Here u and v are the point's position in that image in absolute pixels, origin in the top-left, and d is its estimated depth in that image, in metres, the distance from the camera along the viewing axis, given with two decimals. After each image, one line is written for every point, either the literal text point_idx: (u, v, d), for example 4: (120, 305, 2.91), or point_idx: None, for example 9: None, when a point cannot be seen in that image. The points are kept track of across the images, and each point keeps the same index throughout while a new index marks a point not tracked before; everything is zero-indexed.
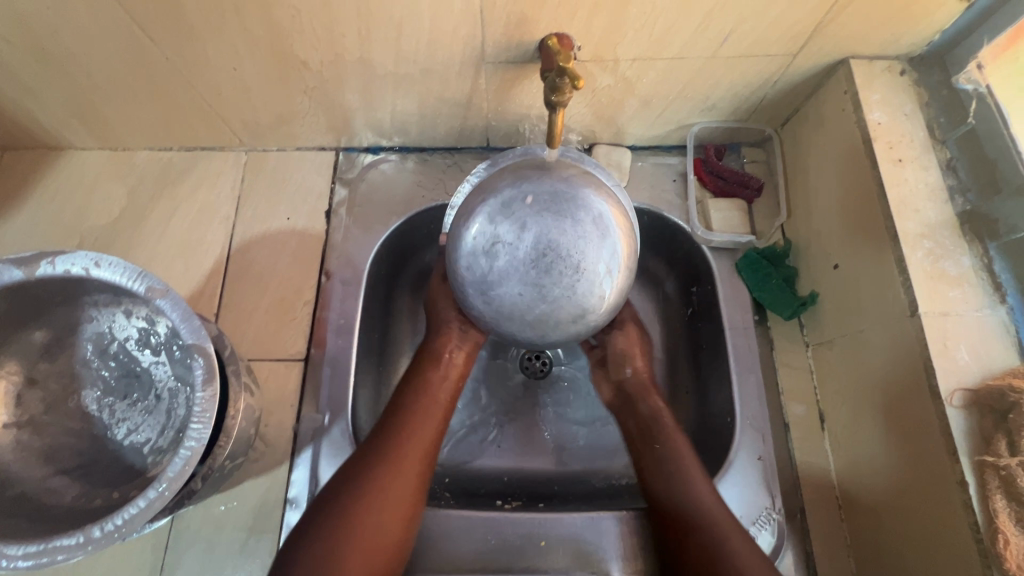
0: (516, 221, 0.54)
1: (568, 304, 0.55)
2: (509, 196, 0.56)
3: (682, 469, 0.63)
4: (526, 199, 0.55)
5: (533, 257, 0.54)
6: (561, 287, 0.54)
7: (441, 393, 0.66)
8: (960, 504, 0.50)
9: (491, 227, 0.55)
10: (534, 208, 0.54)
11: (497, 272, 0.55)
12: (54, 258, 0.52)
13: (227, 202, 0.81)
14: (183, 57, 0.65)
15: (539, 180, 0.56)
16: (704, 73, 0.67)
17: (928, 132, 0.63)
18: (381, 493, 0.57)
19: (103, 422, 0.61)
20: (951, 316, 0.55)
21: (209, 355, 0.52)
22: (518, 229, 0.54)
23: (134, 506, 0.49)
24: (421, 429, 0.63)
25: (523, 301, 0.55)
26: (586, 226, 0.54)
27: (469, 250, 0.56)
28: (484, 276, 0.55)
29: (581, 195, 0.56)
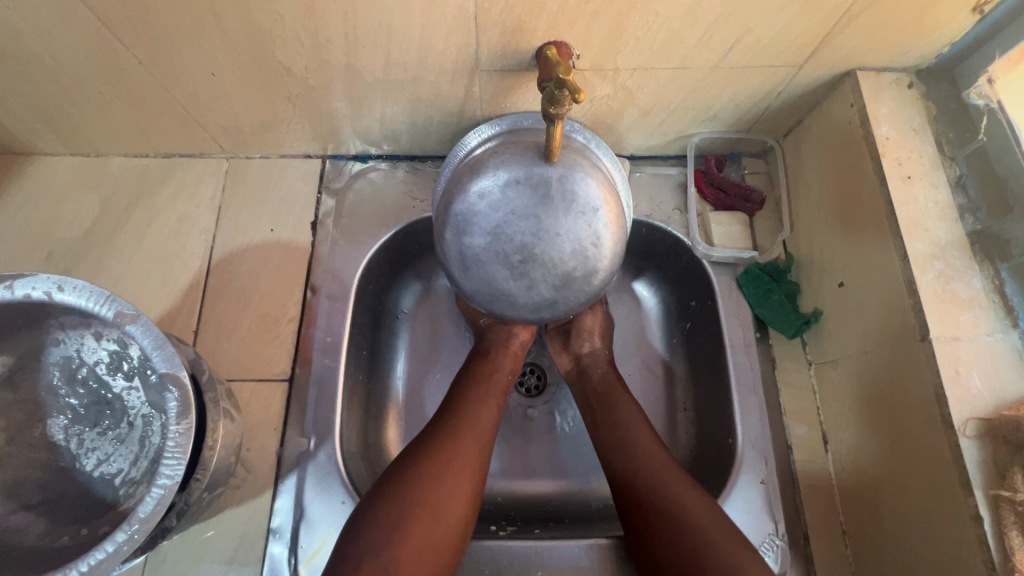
0: (521, 289, 0.57)
1: (545, 190, 0.55)
2: (510, 310, 0.59)
3: (656, 473, 0.59)
4: (496, 300, 0.58)
5: (533, 264, 0.56)
6: (527, 196, 0.55)
7: (498, 384, 0.67)
8: (975, 540, 0.49)
9: (534, 300, 0.58)
10: (486, 280, 0.57)
11: (568, 252, 0.56)
12: (14, 281, 0.48)
13: (207, 212, 0.77)
14: (156, 62, 0.61)
15: (481, 303, 0.60)
16: (706, 84, 0.65)
17: (938, 148, 0.62)
18: (448, 477, 0.56)
19: (71, 453, 0.57)
20: (963, 341, 0.53)
21: (183, 385, 0.49)
22: (516, 281, 0.56)
23: (101, 550, 0.45)
24: (480, 416, 0.63)
25: (563, 213, 0.55)
26: (461, 232, 0.58)
27: (572, 299, 0.58)
28: (578, 258, 0.56)
29: (460, 267, 0.59)
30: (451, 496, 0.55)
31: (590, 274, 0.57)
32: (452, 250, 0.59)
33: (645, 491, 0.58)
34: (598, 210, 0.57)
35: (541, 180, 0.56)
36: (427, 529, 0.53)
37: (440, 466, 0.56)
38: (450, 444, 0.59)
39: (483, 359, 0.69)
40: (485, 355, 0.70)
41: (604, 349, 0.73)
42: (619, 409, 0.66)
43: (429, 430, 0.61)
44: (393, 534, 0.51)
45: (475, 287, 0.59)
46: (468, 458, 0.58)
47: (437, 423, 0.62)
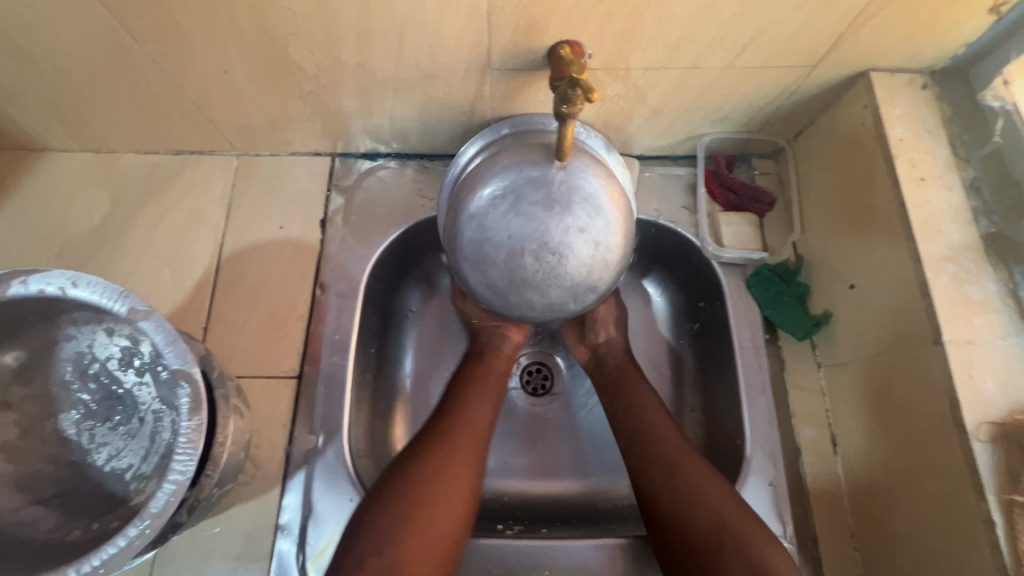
0: (580, 234, 0.56)
1: (481, 236, 0.57)
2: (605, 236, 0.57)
3: (680, 459, 0.59)
4: (595, 250, 0.57)
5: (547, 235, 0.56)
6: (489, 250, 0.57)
7: (492, 386, 0.67)
8: (988, 545, 0.48)
9: (586, 216, 0.56)
10: (570, 274, 0.57)
11: (556, 215, 0.55)
12: (29, 277, 0.48)
13: (217, 209, 0.78)
14: (169, 59, 0.61)
15: (610, 260, 0.58)
16: (718, 84, 0.65)
17: (952, 150, 0.61)
18: (441, 475, 0.56)
19: (82, 447, 0.57)
20: (976, 344, 0.53)
21: (196, 381, 0.49)
22: (560, 243, 0.56)
23: (113, 545, 0.46)
24: (477, 421, 0.62)
25: (512, 213, 0.56)
26: (536, 306, 0.59)
27: (581, 181, 0.56)
28: (533, 186, 0.56)
29: (571, 293, 0.58)
30: (448, 499, 0.55)
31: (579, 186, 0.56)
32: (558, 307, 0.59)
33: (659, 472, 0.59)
34: (511, 171, 0.57)
35: (476, 224, 0.58)
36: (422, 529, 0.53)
37: (441, 467, 0.57)
38: (448, 449, 0.58)
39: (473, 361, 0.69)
40: (480, 356, 0.70)
41: (619, 338, 0.73)
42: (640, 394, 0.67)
43: (429, 432, 0.61)
44: (393, 533, 0.52)
45: (583, 275, 0.57)
46: (464, 460, 0.58)
47: (436, 426, 0.61)
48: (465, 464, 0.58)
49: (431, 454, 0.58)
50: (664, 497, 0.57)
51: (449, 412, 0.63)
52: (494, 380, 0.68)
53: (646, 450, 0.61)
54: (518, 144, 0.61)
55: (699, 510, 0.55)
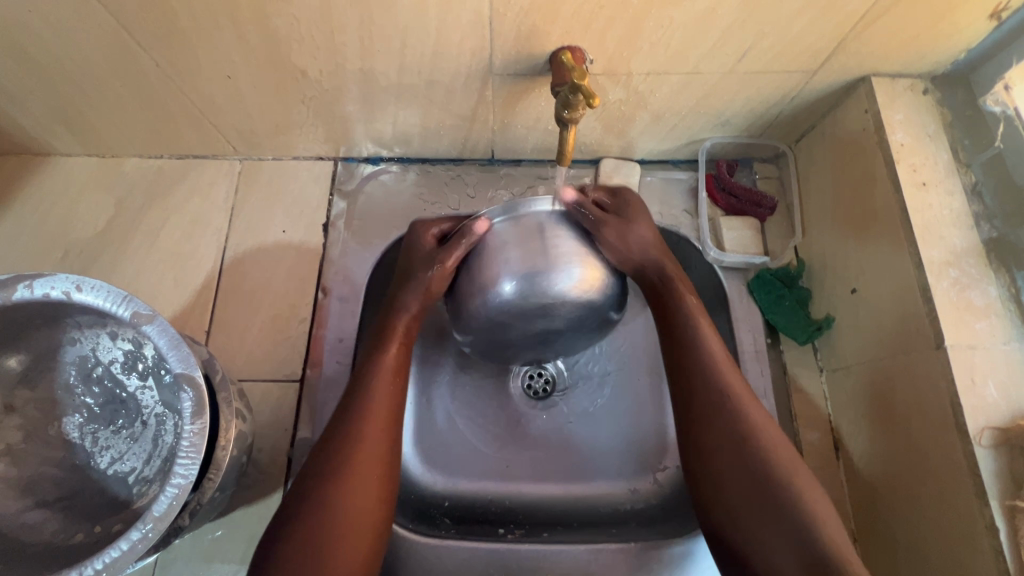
0: (587, 326, 0.61)
1: (509, 353, 0.65)
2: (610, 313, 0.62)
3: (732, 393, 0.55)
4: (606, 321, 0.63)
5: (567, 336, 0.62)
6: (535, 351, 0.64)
7: (392, 365, 0.58)
8: (990, 551, 0.48)
9: (590, 313, 0.60)
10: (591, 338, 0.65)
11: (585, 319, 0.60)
12: (34, 281, 0.48)
13: (220, 213, 0.78)
14: (173, 64, 0.62)
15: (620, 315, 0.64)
16: (719, 89, 0.65)
17: (953, 155, 0.61)
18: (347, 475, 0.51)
19: (86, 451, 0.57)
20: (978, 349, 0.53)
21: (198, 385, 0.49)
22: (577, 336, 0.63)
23: (116, 548, 0.46)
24: (370, 433, 0.54)
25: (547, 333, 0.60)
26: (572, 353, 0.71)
27: (570, 301, 0.57)
28: (531, 325, 0.59)
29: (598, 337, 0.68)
30: (346, 538, 0.49)
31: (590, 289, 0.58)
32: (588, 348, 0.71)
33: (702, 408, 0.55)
34: (503, 314, 0.58)
35: (495, 349, 0.64)
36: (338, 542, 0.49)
37: (342, 469, 0.51)
38: (337, 477, 0.51)
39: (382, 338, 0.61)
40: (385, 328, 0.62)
41: (650, 231, 0.62)
42: (682, 306, 0.60)
43: (318, 455, 0.53)
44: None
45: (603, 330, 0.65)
46: (358, 488, 0.51)
47: (324, 448, 0.53)
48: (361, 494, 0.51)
49: (318, 485, 0.50)
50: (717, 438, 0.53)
51: (335, 431, 0.54)
52: (393, 376, 0.58)
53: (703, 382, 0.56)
54: (487, 277, 0.58)
55: (758, 461, 0.51)
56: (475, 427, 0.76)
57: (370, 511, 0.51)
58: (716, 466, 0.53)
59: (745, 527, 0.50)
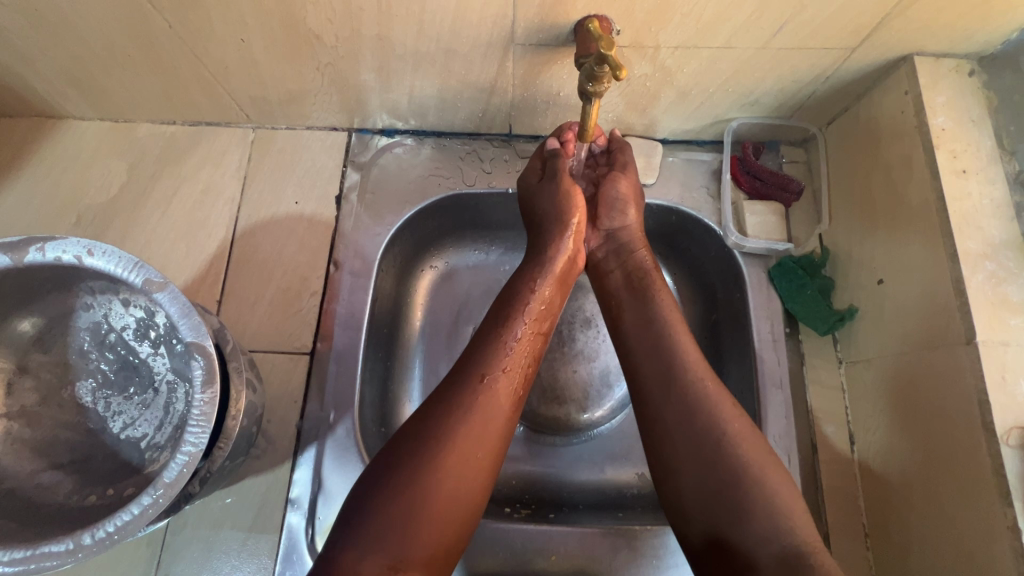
0: (578, 358, 0.78)
1: (542, 401, 0.76)
2: (571, 336, 0.79)
3: (703, 386, 0.53)
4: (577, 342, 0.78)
5: (555, 358, 0.78)
6: (561, 377, 0.77)
7: (542, 293, 0.61)
8: (1012, 552, 0.47)
9: (558, 336, 0.78)
10: (577, 357, 0.78)
11: (581, 335, 0.79)
12: (45, 244, 0.47)
13: (233, 182, 0.77)
14: (186, 26, 0.60)
15: (585, 338, 0.79)
16: (751, 65, 0.62)
17: (996, 142, 0.58)
18: (493, 381, 0.53)
19: (98, 415, 0.58)
20: (1012, 346, 0.51)
21: (209, 354, 0.49)
22: (559, 354, 0.78)
23: (127, 512, 0.45)
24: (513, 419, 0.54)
25: (551, 349, 0.78)
26: (589, 387, 0.77)
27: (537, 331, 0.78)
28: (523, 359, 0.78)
29: (595, 367, 0.78)
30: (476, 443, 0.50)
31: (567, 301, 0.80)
32: (597, 377, 0.78)
33: (676, 414, 0.52)
34: None
35: (531, 399, 0.76)
36: (466, 443, 0.49)
37: (488, 378, 0.53)
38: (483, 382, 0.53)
39: (550, 285, 0.62)
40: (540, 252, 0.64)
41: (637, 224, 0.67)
42: (658, 304, 0.60)
43: (475, 422, 0.50)
44: (405, 527, 0.45)
45: (587, 358, 0.78)
46: (483, 435, 0.50)
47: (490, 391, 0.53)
48: (497, 413, 0.52)
49: (475, 371, 0.54)
50: (679, 443, 0.51)
51: (479, 396, 0.52)
52: (537, 340, 0.59)
53: (660, 380, 0.54)
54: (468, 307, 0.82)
55: (705, 444, 0.50)
56: None
57: (504, 419, 0.52)
58: (671, 449, 0.51)
59: (740, 541, 0.46)
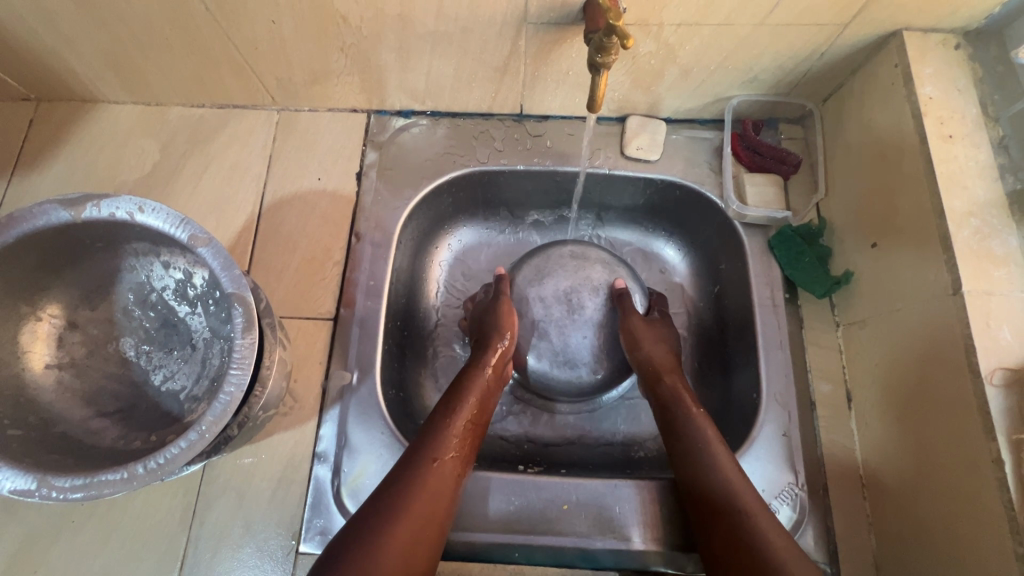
0: (586, 322, 0.76)
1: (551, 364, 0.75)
2: (579, 302, 0.76)
3: (710, 447, 0.60)
4: (585, 307, 0.76)
5: (562, 325, 0.75)
6: (571, 344, 0.75)
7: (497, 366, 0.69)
8: (996, 484, 0.50)
9: (564, 302, 0.76)
10: (585, 321, 0.76)
11: (588, 301, 0.76)
12: (100, 201, 0.52)
13: (259, 160, 0.81)
14: (221, 9, 0.64)
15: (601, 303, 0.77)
16: (749, 42, 0.66)
17: (981, 110, 0.62)
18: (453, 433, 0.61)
19: (141, 368, 0.62)
20: (996, 295, 0.54)
21: (248, 303, 0.53)
22: (566, 321, 0.75)
23: (175, 447, 0.49)
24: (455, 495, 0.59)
25: (558, 317, 0.75)
26: (600, 348, 0.76)
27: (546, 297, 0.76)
28: (529, 327, 0.76)
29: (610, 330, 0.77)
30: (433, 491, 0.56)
31: (575, 270, 0.78)
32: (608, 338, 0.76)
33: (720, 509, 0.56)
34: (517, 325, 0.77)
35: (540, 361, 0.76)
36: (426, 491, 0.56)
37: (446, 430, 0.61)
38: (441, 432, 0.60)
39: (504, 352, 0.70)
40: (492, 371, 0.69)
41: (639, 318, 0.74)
42: (695, 420, 0.63)
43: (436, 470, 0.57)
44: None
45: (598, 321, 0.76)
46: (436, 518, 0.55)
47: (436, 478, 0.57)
48: (447, 481, 0.58)
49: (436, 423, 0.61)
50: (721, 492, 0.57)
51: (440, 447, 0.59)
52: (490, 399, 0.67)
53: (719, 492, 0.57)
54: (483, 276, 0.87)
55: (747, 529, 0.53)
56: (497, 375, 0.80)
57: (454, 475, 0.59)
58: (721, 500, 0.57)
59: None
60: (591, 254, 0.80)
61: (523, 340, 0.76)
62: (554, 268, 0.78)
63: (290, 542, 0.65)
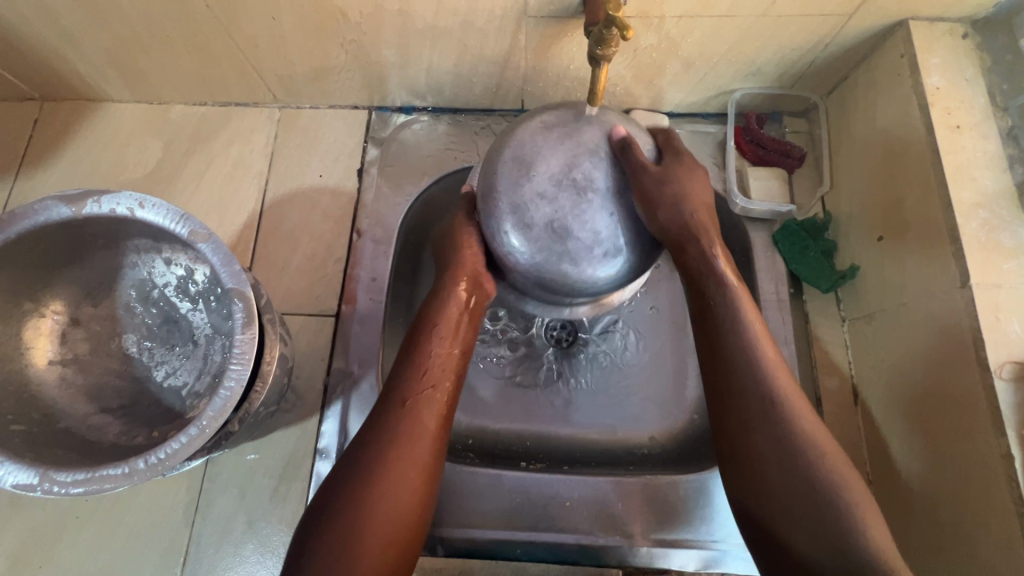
0: (588, 181, 0.53)
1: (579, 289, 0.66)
2: (572, 166, 0.53)
3: (763, 376, 0.52)
4: (584, 169, 0.54)
5: (564, 204, 0.53)
6: (600, 231, 0.54)
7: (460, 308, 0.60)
8: (1006, 479, 0.49)
9: (557, 180, 0.53)
10: (591, 192, 0.53)
11: (588, 165, 0.54)
12: (101, 197, 0.52)
13: (261, 158, 0.82)
14: (221, 5, 0.64)
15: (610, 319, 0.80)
16: (752, 34, 0.65)
17: (989, 99, 0.61)
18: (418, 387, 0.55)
19: (143, 365, 0.62)
20: (1005, 288, 0.53)
21: (248, 299, 0.53)
22: (570, 201, 0.53)
23: (176, 442, 0.49)
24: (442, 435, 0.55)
25: None
26: None
27: None
28: (531, 240, 0.54)
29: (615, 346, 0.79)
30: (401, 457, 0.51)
31: (563, 142, 0.54)
32: None
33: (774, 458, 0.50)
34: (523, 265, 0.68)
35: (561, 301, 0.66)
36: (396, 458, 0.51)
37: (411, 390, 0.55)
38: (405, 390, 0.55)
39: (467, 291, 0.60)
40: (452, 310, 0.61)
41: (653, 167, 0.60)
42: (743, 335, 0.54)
43: (405, 432, 0.52)
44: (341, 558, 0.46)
45: None
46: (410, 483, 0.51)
47: (410, 436, 0.53)
48: (419, 441, 0.53)
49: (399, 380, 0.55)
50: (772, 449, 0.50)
51: (407, 408, 0.54)
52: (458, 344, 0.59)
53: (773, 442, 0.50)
54: None
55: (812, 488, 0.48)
56: (497, 375, 0.79)
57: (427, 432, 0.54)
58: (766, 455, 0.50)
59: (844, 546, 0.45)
60: (569, 118, 0.56)
61: (549, 255, 0.54)
62: (536, 152, 0.54)
63: (292, 538, 0.66)
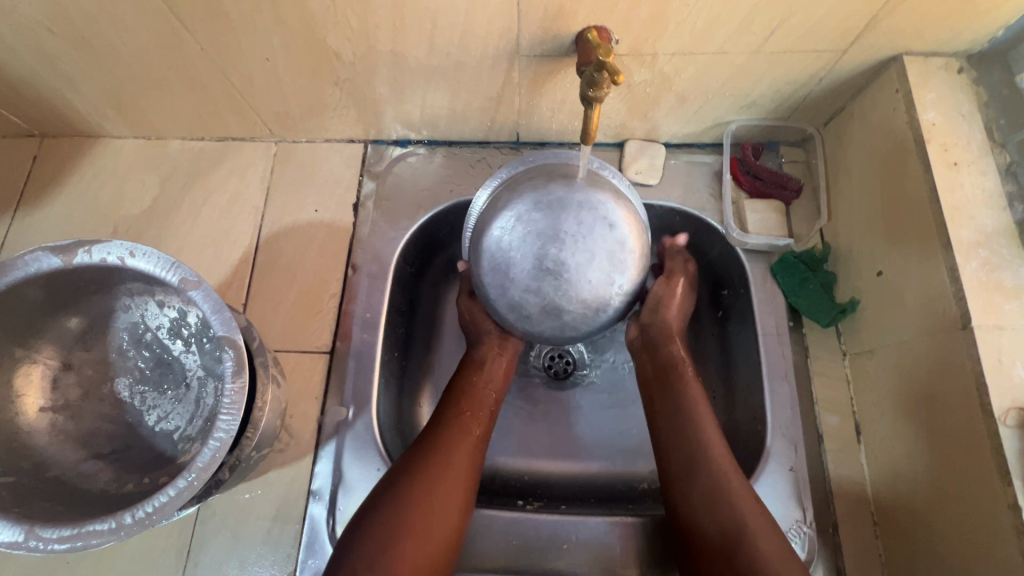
0: (554, 259, 0.57)
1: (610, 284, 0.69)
2: (533, 255, 0.57)
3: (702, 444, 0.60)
4: (544, 253, 0.57)
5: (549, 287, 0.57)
6: (589, 284, 0.57)
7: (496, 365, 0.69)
8: (1012, 531, 0.48)
9: (528, 276, 0.58)
10: (558, 266, 0.57)
11: (547, 248, 0.57)
12: (92, 246, 0.52)
13: (257, 192, 0.82)
14: (215, 47, 0.64)
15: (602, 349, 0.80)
16: (746, 69, 0.65)
17: (987, 135, 0.60)
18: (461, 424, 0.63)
19: (135, 409, 0.61)
20: (1007, 330, 0.52)
21: (239, 347, 0.52)
22: (549, 283, 0.57)
23: (164, 494, 0.49)
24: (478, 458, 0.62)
25: None
26: None
27: None
28: (542, 324, 0.60)
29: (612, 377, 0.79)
30: (446, 479, 0.58)
31: (514, 242, 0.58)
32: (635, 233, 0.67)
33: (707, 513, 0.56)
34: None
35: None
36: (441, 480, 0.58)
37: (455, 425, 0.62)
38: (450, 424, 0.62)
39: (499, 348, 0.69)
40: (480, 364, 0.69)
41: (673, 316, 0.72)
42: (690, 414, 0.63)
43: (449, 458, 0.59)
44: (384, 550, 0.51)
45: None
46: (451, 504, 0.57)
47: (450, 462, 0.59)
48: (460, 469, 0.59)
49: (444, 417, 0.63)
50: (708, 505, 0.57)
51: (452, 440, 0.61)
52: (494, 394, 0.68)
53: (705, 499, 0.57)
54: None
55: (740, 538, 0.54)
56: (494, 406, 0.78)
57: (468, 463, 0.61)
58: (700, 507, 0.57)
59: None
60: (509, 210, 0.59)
61: (565, 325, 0.60)
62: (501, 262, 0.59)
63: None
